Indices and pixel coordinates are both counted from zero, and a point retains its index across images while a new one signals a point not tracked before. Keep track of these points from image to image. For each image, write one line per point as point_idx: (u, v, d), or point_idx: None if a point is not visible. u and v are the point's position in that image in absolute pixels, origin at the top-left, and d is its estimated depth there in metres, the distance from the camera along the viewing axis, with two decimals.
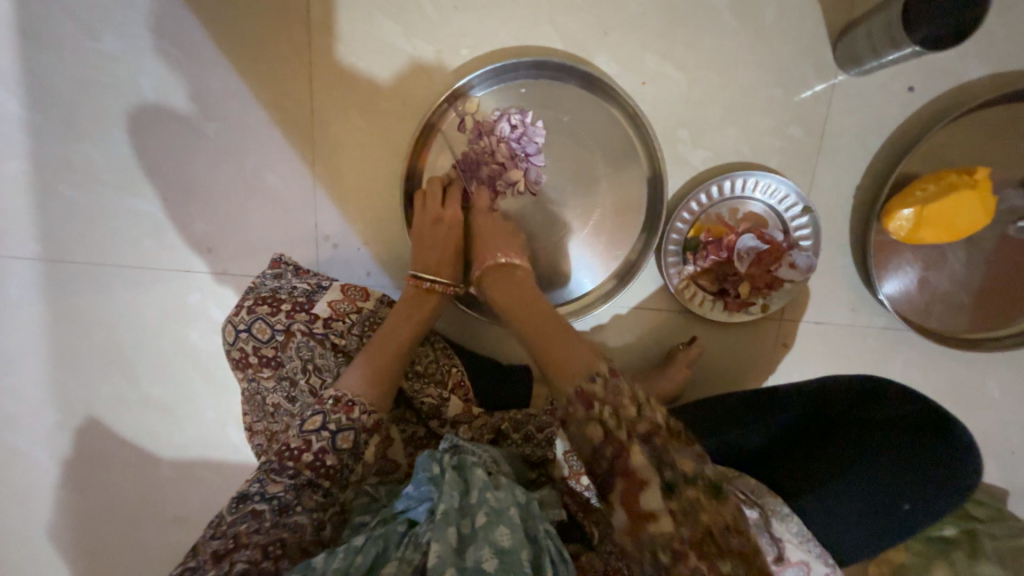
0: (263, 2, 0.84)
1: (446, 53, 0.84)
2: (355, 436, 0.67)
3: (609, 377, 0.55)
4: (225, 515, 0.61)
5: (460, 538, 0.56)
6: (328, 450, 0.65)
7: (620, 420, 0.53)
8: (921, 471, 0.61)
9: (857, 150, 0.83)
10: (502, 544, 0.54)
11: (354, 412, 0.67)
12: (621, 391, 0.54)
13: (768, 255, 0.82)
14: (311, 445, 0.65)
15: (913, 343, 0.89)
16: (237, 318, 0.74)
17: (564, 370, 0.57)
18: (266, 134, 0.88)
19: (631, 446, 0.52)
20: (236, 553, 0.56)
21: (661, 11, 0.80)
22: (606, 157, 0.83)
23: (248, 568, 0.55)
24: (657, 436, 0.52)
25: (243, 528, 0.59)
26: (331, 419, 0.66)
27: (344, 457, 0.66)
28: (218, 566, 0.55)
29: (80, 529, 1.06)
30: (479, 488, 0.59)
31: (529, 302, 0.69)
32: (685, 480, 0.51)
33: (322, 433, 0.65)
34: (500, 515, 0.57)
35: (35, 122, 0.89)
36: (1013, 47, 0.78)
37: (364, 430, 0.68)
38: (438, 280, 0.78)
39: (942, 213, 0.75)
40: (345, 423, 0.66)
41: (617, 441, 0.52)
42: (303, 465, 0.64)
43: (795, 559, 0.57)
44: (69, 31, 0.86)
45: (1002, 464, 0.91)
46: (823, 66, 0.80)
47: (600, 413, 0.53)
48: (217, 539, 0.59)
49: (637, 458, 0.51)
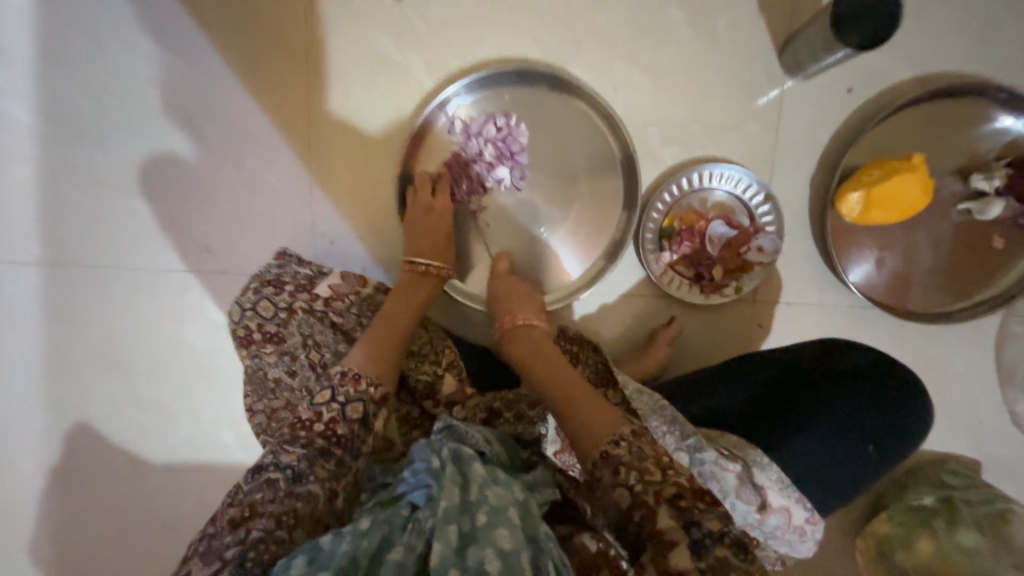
0: (268, 21, 0.92)
1: (436, 64, 0.92)
2: (364, 407, 0.69)
3: (632, 440, 0.58)
4: (242, 485, 0.62)
5: (462, 535, 0.56)
6: (338, 421, 0.67)
7: (647, 484, 0.54)
8: (884, 405, 0.70)
9: (809, 143, 0.92)
10: (505, 546, 0.54)
11: (361, 385, 0.70)
12: (646, 455, 0.57)
13: (736, 240, 0.90)
14: (322, 416, 0.67)
15: (877, 320, 0.95)
16: (244, 300, 0.82)
17: (590, 430, 0.60)
18: (268, 139, 0.94)
19: (658, 509, 0.53)
20: (252, 522, 0.58)
21: (628, 26, 0.90)
22: (584, 153, 0.91)
23: (264, 536, 0.57)
24: (682, 498, 0.53)
25: (258, 497, 0.60)
26: (340, 392, 0.69)
27: (355, 427, 0.68)
28: (235, 534, 0.57)
29: (62, 540, 1.03)
30: (479, 484, 0.61)
31: (542, 357, 0.72)
32: (714, 541, 0.51)
33: (332, 404, 0.67)
34: (501, 514, 0.58)
35: (46, 132, 0.94)
36: (934, 53, 0.89)
37: (372, 401, 0.70)
38: (431, 263, 0.84)
39: (886, 195, 0.84)
40: (354, 395, 0.69)
41: (644, 504, 0.54)
42: (315, 435, 0.65)
43: (777, 505, 0.64)
44: (85, 48, 0.93)
45: (972, 435, 0.96)
46: (773, 71, 0.90)
47: (627, 479, 0.55)
48: (235, 507, 0.60)
49: (662, 519, 0.52)
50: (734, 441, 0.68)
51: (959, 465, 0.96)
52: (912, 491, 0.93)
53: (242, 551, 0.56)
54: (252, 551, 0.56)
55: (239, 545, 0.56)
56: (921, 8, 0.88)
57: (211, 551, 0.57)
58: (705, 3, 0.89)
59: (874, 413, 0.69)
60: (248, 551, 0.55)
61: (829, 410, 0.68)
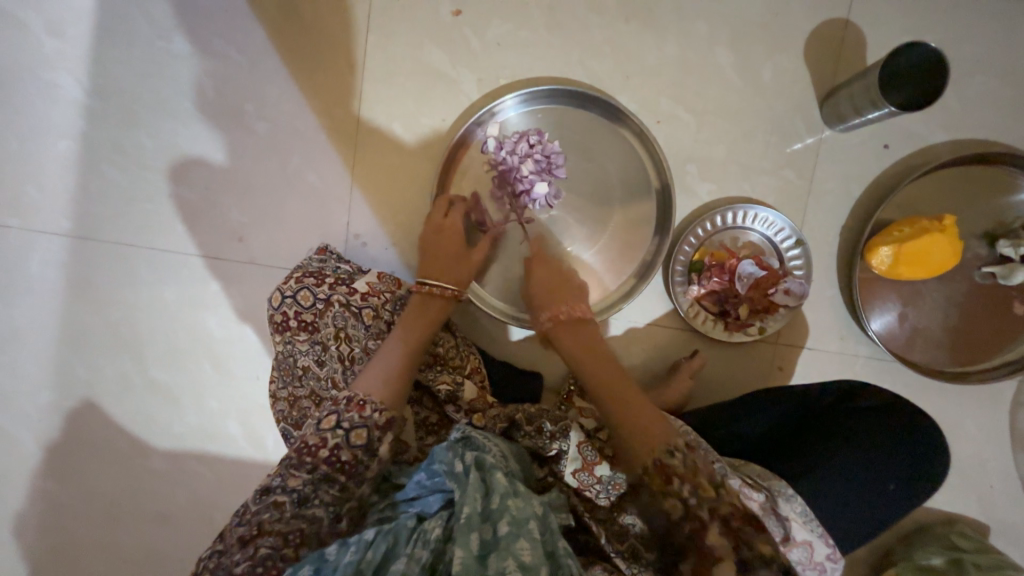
0: (327, 23, 0.94)
1: (486, 81, 0.94)
2: (368, 433, 0.67)
3: (686, 452, 0.61)
4: (251, 504, 0.63)
5: (483, 543, 0.56)
6: (342, 446, 0.65)
7: (700, 498, 0.57)
8: (898, 456, 0.73)
9: (841, 194, 0.94)
10: (525, 559, 0.54)
11: (366, 411, 0.67)
12: (700, 470, 0.60)
13: (765, 281, 0.89)
14: (326, 442, 0.65)
15: (895, 373, 0.96)
16: (285, 286, 0.82)
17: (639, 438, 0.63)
18: (312, 137, 0.96)
19: (709, 524, 0.56)
20: (260, 540, 0.59)
21: (676, 64, 0.93)
22: (622, 180, 0.92)
23: (271, 554, 0.58)
24: (733, 517, 0.56)
25: (265, 517, 0.61)
26: (344, 418, 0.67)
27: (357, 453, 0.66)
28: (244, 551, 0.58)
29: (50, 521, 1.00)
30: (500, 493, 0.60)
31: (599, 356, 0.75)
32: (761, 562, 0.54)
33: (337, 430, 0.66)
34: (522, 525, 0.57)
35: (94, 108, 0.95)
36: (968, 120, 0.92)
37: (378, 426, 0.67)
38: (439, 284, 0.82)
39: (916, 252, 0.85)
40: (358, 421, 0.67)
41: (695, 518, 0.57)
42: (320, 460, 0.64)
43: (802, 538, 0.66)
44: (144, 31, 0.94)
45: (982, 497, 0.96)
46: (812, 121, 0.93)
47: (680, 490, 0.58)
48: (244, 525, 0.61)
49: (712, 536, 0.56)
50: (757, 471, 0.70)
51: (968, 528, 0.96)
52: (920, 549, 0.92)
53: (252, 565, 0.56)
54: (261, 566, 0.56)
55: (248, 561, 0.57)
56: (958, 76, 0.92)
57: (221, 566, 0.57)
58: (752, 51, 0.92)
59: (884, 456, 0.73)
60: (256, 566, 0.56)
61: (839, 450, 0.72)
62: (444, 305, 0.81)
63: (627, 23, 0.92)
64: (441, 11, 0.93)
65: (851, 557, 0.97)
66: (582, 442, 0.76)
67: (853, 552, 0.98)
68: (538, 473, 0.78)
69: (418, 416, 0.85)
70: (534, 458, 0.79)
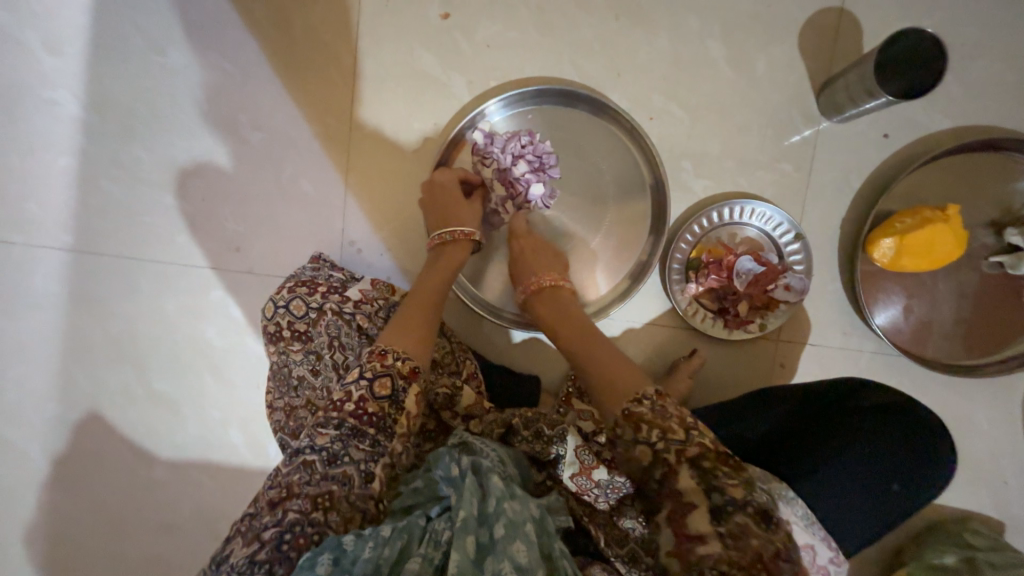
0: (316, 31, 0.94)
1: (476, 84, 0.94)
2: (392, 382, 0.68)
3: (655, 399, 0.59)
4: (281, 468, 0.63)
5: (479, 547, 0.56)
6: (368, 399, 0.66)
7: (668, 441, 0.55)
8: (906, 456, 0.70)
9: (841, 186, 0.92)
10: (521, 561, 0.53)
11: (388, 360, 0.69)
12: (670, 415, 0.57)
13: (764, 276, 0.87)
14: (352, 395, 0.66)
15: (902, 367, 0.94)
16: (278, 296, 0.83)
17: (612, 393, 0.64)
18: (305, 144, 0.96)
19: (678, 468, 0.54)
20: (290, 502, 0.59)
21: (667, 59, 0.92)
22: (615, 177, 0.91)
23: (299, 518, 0.57)
24: (704, 458, 0.53)
25: (296, 477, 0.61)
26: (367, 369, 0.68)
27: (383, 405, 0.67)
28: (273, 514, 0.58)
29: (60, 531, 1.01)
30: (497, 497, 0.59)
31: (575, 319, 0.77)
32: (735, 508, 0.51)
33: (360, 382, 0.67)
34: (518, 528, 0.56)
35: (91, 124, 0.97)
36: (971, 106, 0.90)
37: (400, 375, 0.69)
38: (450, 229, 0.83)
39: (920, 243, 0.83)
40: (380, 370, 0.68)
41: (665, 462, 0.55)
42: (346, 414, 0.65)
43: (803, 542, 0.65)
44: (137, 46, 0.95)
45: (996, 492, 0.93)
46: (809, 113, 0.91)
47: (648, 436, 0.56)
48: (274, 488, 0.62)
49: (682, 479, 0.54)
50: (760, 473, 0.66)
51: (982, 524, 0.93)
52: (932, 548, 0.90)
53: (280, 532, 0.56)
54: (289, 533, 0.56)
55: (276, 526, 0.57)
56: (959, 62, 0.89)
57: (251, 529, 0.58)
58: (745, 43, 0.91)
59: (892, 453, 0.70)
60: (285, 533, 0.56)
61: (846, 451, 0.69)
62: (466, 253, 0.84)
63: (616, 20, 0.91)
64: (429, 15, 0.93)
65: (860, 555, 0.95)
66: (579, 447, 0.78)
67: (863, 551, 0.96)
68: (536, 478, 0.77)
69: None
70: (532, 462, 0.78)
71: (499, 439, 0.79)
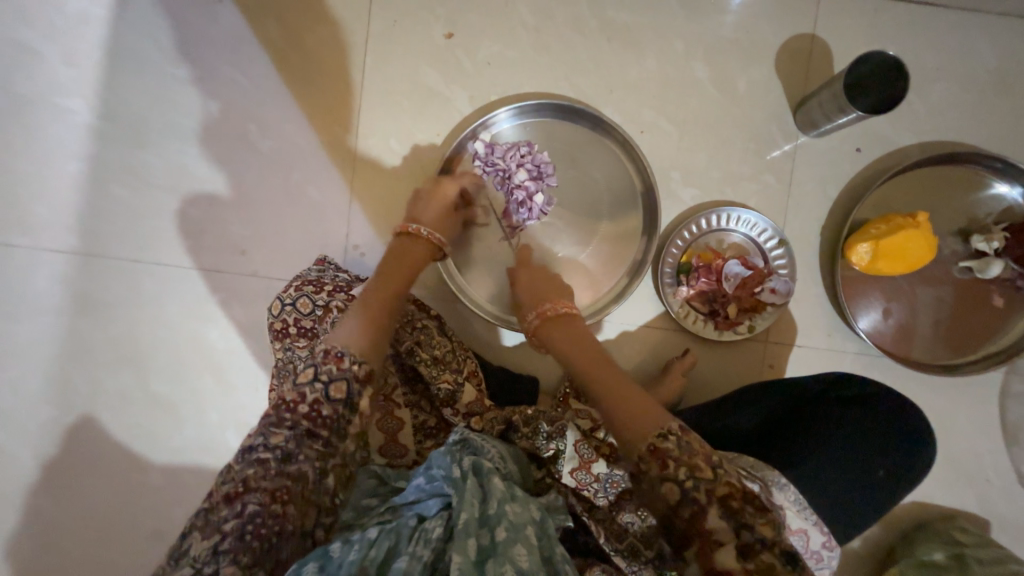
0: (327, 49, 1.00)
1: (478, 98, 1.00)
2: (348, 386, 0.64)
3: (680, 435, 0.59)
4: (234, 464, 0.61)
5: (480, 549, 0.57)
6: (322, 401, 0.63)
7: (697, 480, 0.57)
8: (886, 445, 0.75)
9: (820, 196, 0.98)
10: (522, 564, 0.56)
11: (344, 363, 0.64)
12: (696, 452, 0.58)
13: (751, 279, 0.92)
14: (306, 396, 0.63)
15: (884, 368, 0.98)
16: (284, 294, 0.85)
17: (633, 422, 0.62)
18: (313, 153, 1.00)
19: (708, 507, 0.56)
20: (246, 496, 0.58)
21: (657, 79, 0.99)
22: (609, 185, 0.97)
23: (259, 509, 0.57)
24: (732, 498, 0.57)
25: (250, 473, 0.59)
26: (322, 371, 0.64)
27: (339, 408, 0.63)
28: (232, 507, 0.57)
29: (44, 540, 0.99)
30: (498, 499, 0.62)
31: (583, 342, 0.75)
32: (761, 546, 0.55)
33: (315, 385, 0.63)
34: (519, 531, 0.59)
35: (104, 132, 1.00)
36: (935, 124, 0.98)
37: (356, 380, 0.65)
38: (422, 227, 0.83)
39: (896, 248, 0.88)
40: (336, 373, 0.64)
41: (695, 501, 0.57)
42: (301, 416, 0.62)
43: (797, 527, 0.67)
44: (154, 59, 1.00)
45: (979, 490, 0.96)
46: (788, 129, 0.98)
47: (675, 472, 0.57)
48: (228, 483, 0.60)
49: (712, 518, 0.56)
50: (750, 462, 0.72)
51: (968, 522, 0.96)
52: (921, 546, 0.92)
53: (241, 524, 0.56)
54: (250, 524, 0.56)
55: (237, 518, 0.57)
56: (922, 83, 0.97)
57: (210, 524, 0.57)
58: (727, 65, 0.98)
59: (870, 442, 0.75)
60: (246, 523, 0.56)
61: (826, 445, 0.74)
62: (427, 254, 0.83)
63: (609, 42, 0.99)
64: (435, 35, 0.99)
65: (852, 555, 0.97)
66: (579, 441, 0.79)
67: (856, 551, 0.97)
68: (536, 475, 0.80)
69: (416, 419, 0.85)
70: (532, 460, 0.81)
71: (498, 435, 0.82)
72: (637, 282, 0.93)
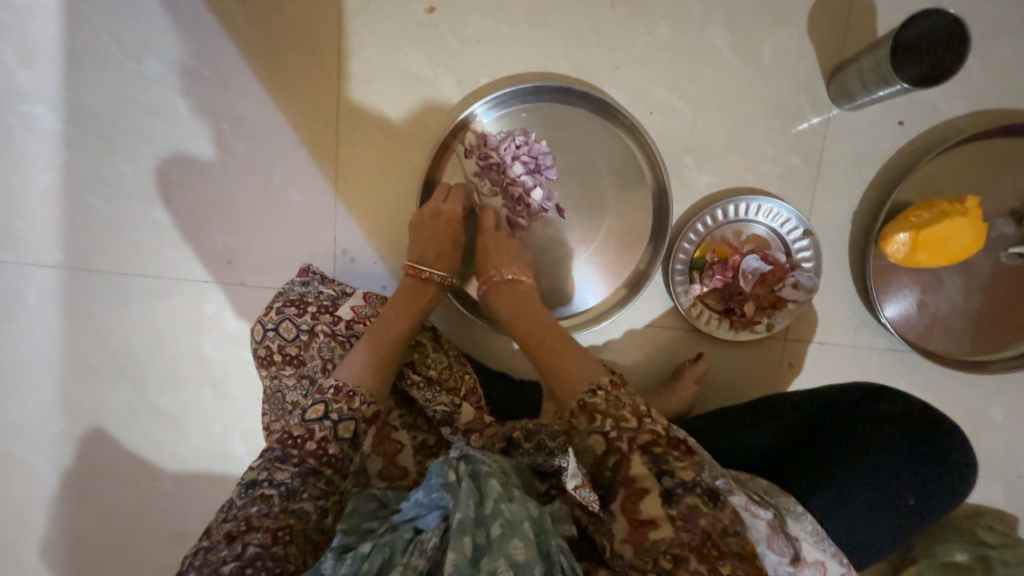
0: (297, 31, 0.90)
1: (466, 82, 0.90)
2: (356, 425, 0.67)
3: (609, 389, 0.58)
4: (236, 498, 0.62)
5: (475, 547, 0.56)
6: (330, 439, 0.65)
7: (621, 430, 0.55)
8: (917, 462, 0.70)
9: (852, 177, 0.88)
10: (517, 557, 0.54)
11: (356, 402, 0.68)
12: (622, 403, 0.57)
13: (772, 275, 0.84)
14: (314, 433, 0.65)
15: (915, 363, 0.91)
16: (266, 318, 0.81)
17: (566, 382, 0.61)
18: (292, 151, 0.93)
19: (631, 455, 0.54)
20: (249, 535, 0.58)
21: (667, 49, 0.87)
22: (613, 174, 0.88)
23: (261, 552, 0.57)
24: (656, 445, 0.54)
25: (253, 511, 0.60)
26: (333, 409, 0.67)
27: (344, 446, 0.66)
28: (232, 548, 0.58)
29: (73, 545, 1.03)
30: (494, 499, 0.59)
31: (529, 313, 0.73)
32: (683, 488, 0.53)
33: (325, 422, 0.66)
34: (515, 527, 0.56)
35: (73, 138, 0.94)
36: (992, 87, 0.85)
37: (364, 419, 0.68)
38: (435, 271, 0.81)
39: (936, 238, 0.79)
40: (347, 412, 0.67)
41: (619, 449, 0.55)
42: (306, 453, 0.64)
43: (812, 559, 0.62)
44: (113, 54, 0.92)
45: (1011, 486, 0.91)
46: (818, 102, 0.86)
47: (603, 426, 0.56)
48: (231, 521, 0.60)
49: (636, 467, 0.54)
50: (764, 486, 0.68)
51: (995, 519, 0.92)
52: (944, 546, 0.89)
53: (241, 565, 0.56)
54: (250, 567, 0.56)
55: (237, 560, 0.57)
56: (982, 38, 0.83)
57: (208, 564, 0.57)
58: (750, 28, 0.85)
59: (898, 463, 0.69)
60: (245, 567, 0.56)
61: (854, 465, 0.69)
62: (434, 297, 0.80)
63: (613, 8, 0.86)
64: (414, 10, 0.88)
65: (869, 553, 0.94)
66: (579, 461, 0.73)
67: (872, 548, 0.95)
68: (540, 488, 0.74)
69: (415, 439, 0.81)
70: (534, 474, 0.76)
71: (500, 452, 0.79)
72: (636, 295, 0.88)
